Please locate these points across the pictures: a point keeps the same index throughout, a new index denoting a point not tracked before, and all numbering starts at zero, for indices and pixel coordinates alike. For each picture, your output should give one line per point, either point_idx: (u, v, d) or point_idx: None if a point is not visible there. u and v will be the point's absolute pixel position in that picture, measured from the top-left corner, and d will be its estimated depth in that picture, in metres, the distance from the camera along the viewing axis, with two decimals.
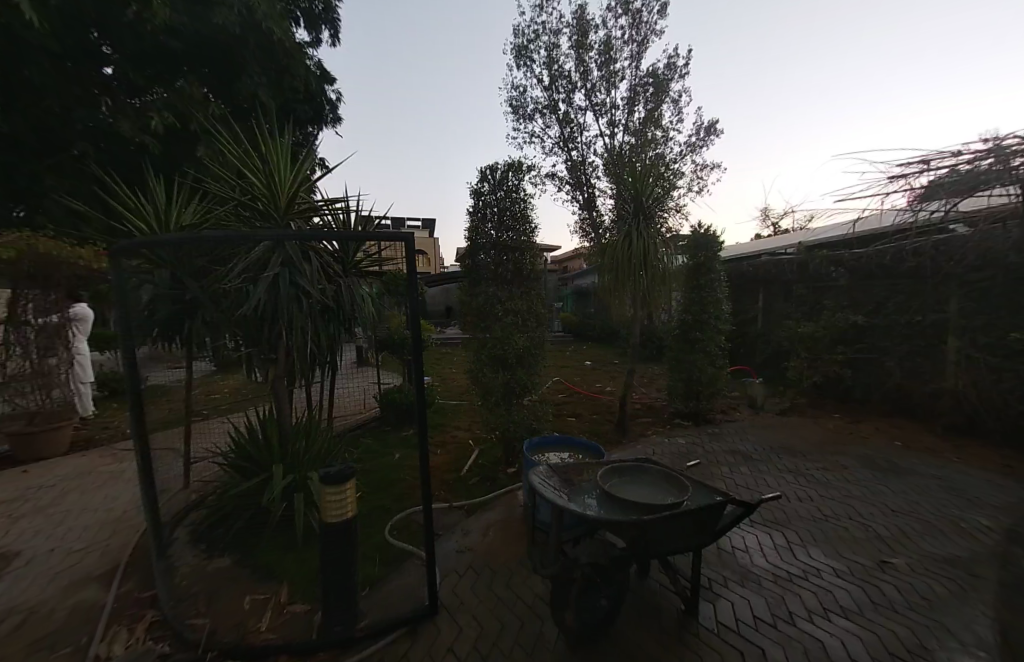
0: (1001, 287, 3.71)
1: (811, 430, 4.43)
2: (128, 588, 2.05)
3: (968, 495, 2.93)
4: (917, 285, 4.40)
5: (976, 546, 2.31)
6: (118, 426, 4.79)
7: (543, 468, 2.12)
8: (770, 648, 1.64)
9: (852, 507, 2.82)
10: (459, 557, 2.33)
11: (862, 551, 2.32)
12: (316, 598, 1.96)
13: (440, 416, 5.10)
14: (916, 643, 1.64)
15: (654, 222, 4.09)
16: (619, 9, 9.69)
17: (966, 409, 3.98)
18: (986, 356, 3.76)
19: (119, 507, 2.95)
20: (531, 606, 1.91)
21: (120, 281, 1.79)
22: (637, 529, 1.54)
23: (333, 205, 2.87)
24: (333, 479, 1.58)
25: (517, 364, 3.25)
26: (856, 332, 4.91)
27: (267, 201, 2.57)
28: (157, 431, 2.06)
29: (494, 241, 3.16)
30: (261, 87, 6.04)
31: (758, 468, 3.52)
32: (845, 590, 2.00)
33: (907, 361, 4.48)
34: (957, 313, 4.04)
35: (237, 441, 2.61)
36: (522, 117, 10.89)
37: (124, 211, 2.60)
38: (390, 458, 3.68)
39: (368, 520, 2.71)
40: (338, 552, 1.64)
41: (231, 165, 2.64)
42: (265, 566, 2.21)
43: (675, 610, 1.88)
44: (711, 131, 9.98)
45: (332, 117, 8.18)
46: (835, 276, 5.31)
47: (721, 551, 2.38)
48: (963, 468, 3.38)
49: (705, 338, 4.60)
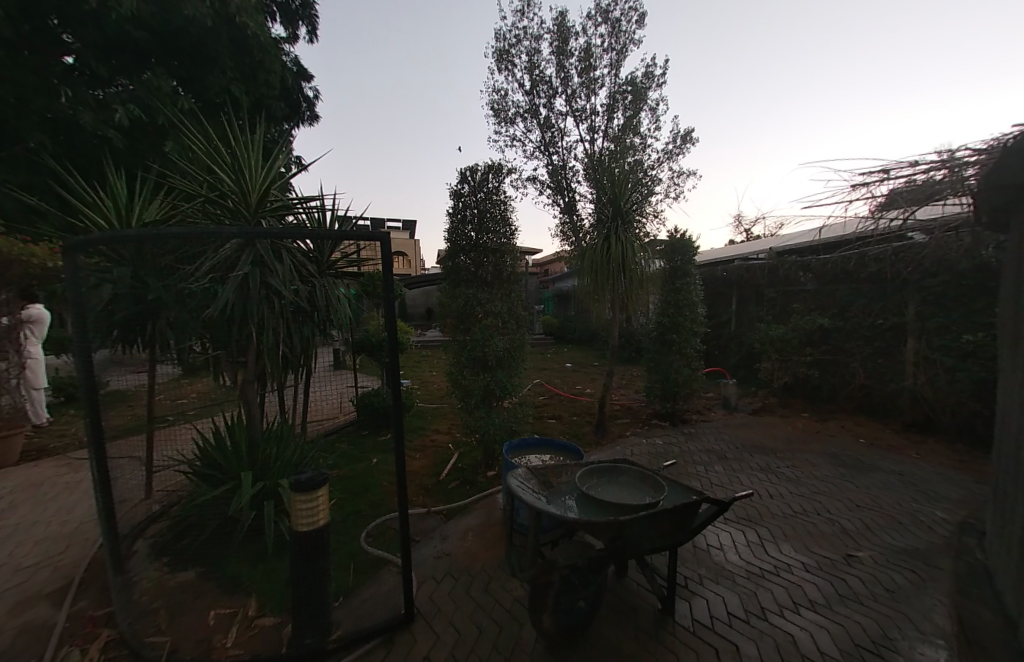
0: (954, 293, 3.97)
1: (782, 428, 4.58)
2: (82, 606, 1.93)
3: (926, 489, 3.08)
4: (879, 289, 4.62)
5: (934, 538, 2.44)
6: (77, 434, 4.52)
7: (522, 470, 2.12)
8: (744, 644, 1.67)
9: (821, 503, 2.93)
10: (436, 562, 2.29)
11: (830, 545, 2.41)
12: (287, 609, 1.89)
13: (419, 418, 5.04)
14: (880, 632, 1.71)
15: (632, 226, 4.16)
16: (598, 17, 9.87)
17: (924, 407, 4.19)
18: (941, 357, 3.98)
19: (74, 520, 2.77)
20: (510, 609, 1.90)
21: (73, 278, 1.67)
22: (615, 530, 1.55)
23: (308, 202, 2.79)
24: (304, 486, 1.52)
25: (497, 366, 3.24)
26: (823, 334, 5.13)
27: (237, 198, 2.48)
28: (115, 439, 1.93)
29: (473, 243, 3.15)
30: (230, 82, 5.82)
31: (731, 466, 3.60)
32: (814, 584, 2.06)
33: (869, 362, 4.70)
34: (914, 316, 4.26)
35: (204, 448, 2.49)
36: (503, 121, 10.93)
37: (80, 205, 2.45)
38: (366, 463, 3.59)
39: (343, 527, 2.64)
40: (310, 562, 1.59)
41: (200, 161, 2.55)
42: (233, 577, 2.11)
43: (652, 610, 1.89)
44: (687, 139, 10.26)
45: (309, 114, 7.94)
46: (804, 281, 5.53)
47: (696, 549, 2.42)
48: (922, 464, 3.56)
49: (682, 339, 4.71)
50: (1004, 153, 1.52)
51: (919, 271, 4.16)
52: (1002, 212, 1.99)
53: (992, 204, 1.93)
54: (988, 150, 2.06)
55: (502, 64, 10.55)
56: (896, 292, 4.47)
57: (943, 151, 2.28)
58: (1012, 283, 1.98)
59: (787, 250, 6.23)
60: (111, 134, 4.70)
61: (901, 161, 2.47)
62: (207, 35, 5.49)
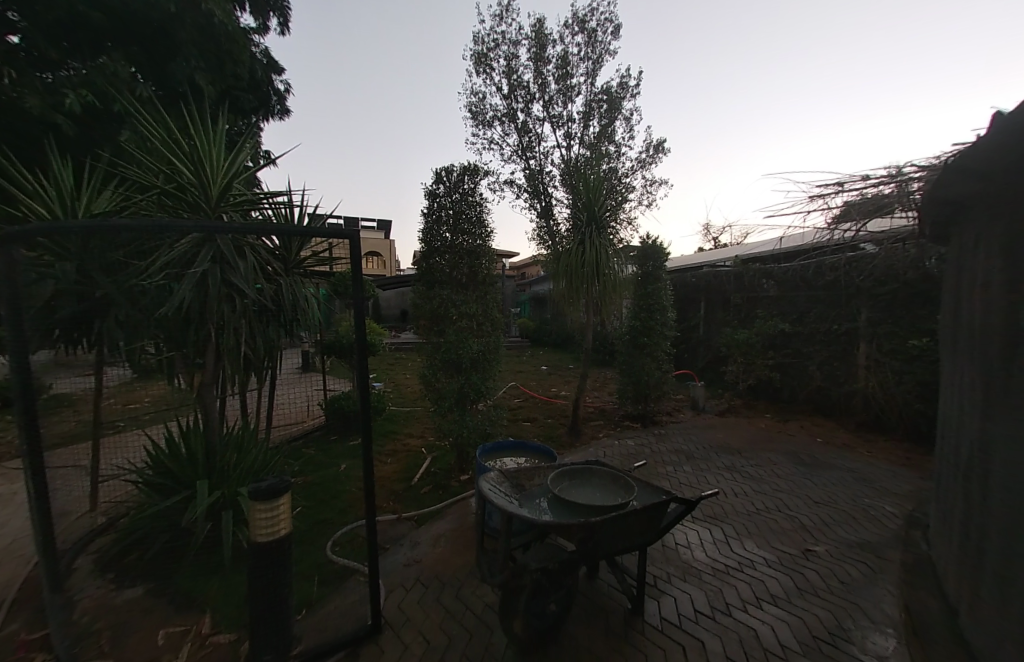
0: (900, 301, 4.27)
1: (747, 429, 4.76)
2: (11, 630, 1.75)
3: (877, 485, 3.27)
4: (835, 297, 4.90)
5: (884, 531, 2.59)
6: (11, 443, 4.13)
7: (494, 473, 2.11)
8: (709, 640, 1.71)
9: (782, 500, 3.05)
10: (407, 569, 2.23)
11: (790, 540, 2.51)
12: (244, 625, 1.78)
13: (390, 422, 4.93)
14: (834, 624, 1.80)
15: (606, 231, 4.24)
16: (575, 27, 10.06)
17: (875, 408, 4.46)
18: (890, 360, 4.25)
19: (3, 537, 2.52)
20: (481, 616, 1.87)
21: (10, 273, 1.53)
22: (586, 531, 1.56)
23: (275, 198, 2.71)
24: (264, 494, 1.45)
25: (471, 369, 3.22)
26: (784, 339, 5.39)
27: (196, 191, 2.37)
28: (56, 447, 1.78)
29: (449, 244, 3.12)
30: (195, 71, 5.53)
31: (699, 466, 3.71)
32: (775, 579, 2.14)
33: (826, 365, 4.96)
34: (866, 322, 4.54)
35: (156, 456, 2.34)
36: (481, 124, 10.95)
37: (19, 193, 2.25)
38: (334, 469, 3.47)
39: (308, 537, 2.53)
40: (270, 572, 1.50)
41: (157, 150, 2.42)
42: (185, 594, 1.98)
43: (622, 610, 1.91)
44: (659, 149, 10.57)
45: (279, 109, 7.70)
46: (767, 288, 5.80)
47: (666, 547, 2.47)
48: (873, 461, 3.77)
49: (653, 342, 4.83)
50: (945, 170, 1.63)
51: (870, 280, 4.44)
52: (941, 225, 2.15)
53: (935, 216, 2.06)
54: (932, 167, 2.23)
55: (480, 67, 10.57)
56: (849, 300, 4.76)
57: (891, 168, 2.43)
58: (952, 293, 2.13)
59: (751, 258, 6.52)
60: (60, 120, 4.37)
61: (854, 176, 2.61)
62: (169, 21, 5.21)
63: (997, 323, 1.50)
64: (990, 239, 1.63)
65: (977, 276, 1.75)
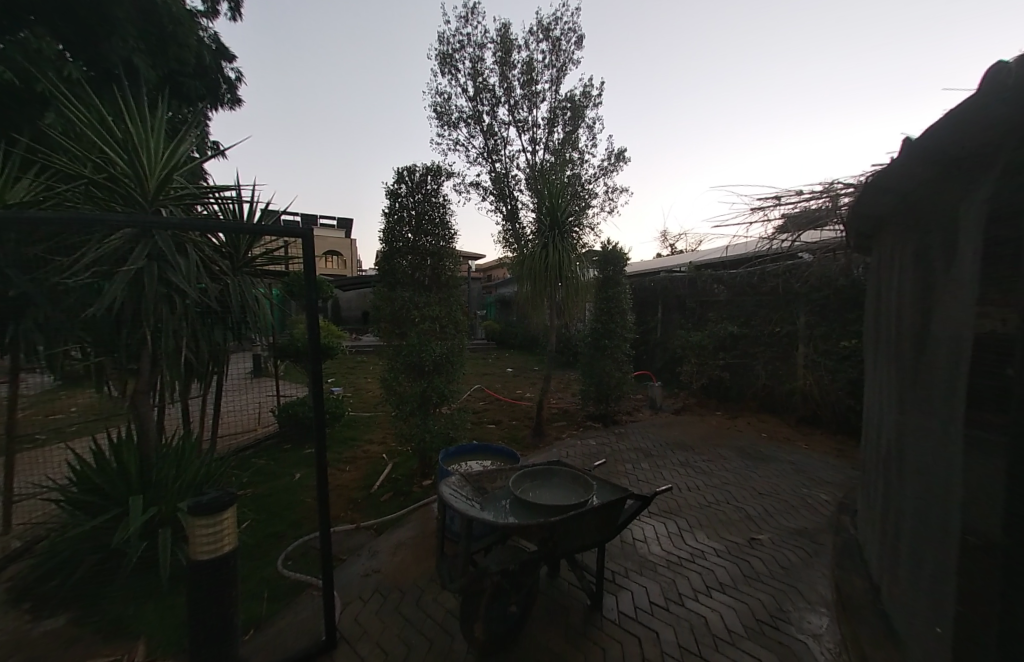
0: (833, 306, 4.67)
1: (700, 426, 5.01)
2: None
3: (813, 476, 3.55)
4: (777, 301, 5.27)
5: (818, 517, 2.82)
6: None
7: (456, 478, 2.08)
8: (662, 630, 1.79)
9: (731, 492, 3.24)
10: (364, 580, 2.17)
11: (737, 530, 2.67)
12: (184, 650, 1.67)
13: (349, 428, 4.78)
14: (776, 607, 1.93)
15: (569, 235, 4.33)
16: (540, 34, 10.20)
17: (812, 404, 4.84)
18: (824, 360, 4.63)
19: None
20: (441, 623, 1.85)
21: None
22: (545, 531, 1.58)
23: (221, 192, 2.56)
24: (205, 509, 1.36)
25: (433, 372, 3.18)
26: (733, 340, 5.74)
27: (131, 183, 2.18)
28: None
29: (411, 245, 3.07)
30: (133, 52, 5.11)
31: (657, 463, 3.86)
32: (723, 567, 2.27)
33: (770, 365, 5.32)
34: (804, 325, 4.92)
35: (81, 472, 2.13)
36: (446, 124, 10.85)
37: None
38: (288, 479, 3.32)
39: (259, 552, 2.40)
40: (211, 592, 1.41)
41: (86, 138, 2.21)
42: (116, 619, 1.82)
43: (581, 607, 1.95)
44: (620, 158, 10.93)
45: (229, 98, 7.27)
46: (717, 292, 6.14)
47: (624, 543, 2.55)
48: (810, 454, 4.09)
49: (613, 344, 4.99)
50: (865, 188, 1.80)
51: (807, 287, 4.82)
52: (864, 238, 2.36)
53: (859, 229, 2.26)
54: (856, 185, 2.45)
55: (445, 68, 10.48)
56: (790, 305, 5.14)
57: (823, 183, 2.64)
58: (873, 300, 2.35)
59: (705, 264, 6.87)
60: None
61: (791, 190, 2.82)
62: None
63: (910, 325, 1.67)
64: (904, 251, 1.81)
65: (892, 285, 1.95)
